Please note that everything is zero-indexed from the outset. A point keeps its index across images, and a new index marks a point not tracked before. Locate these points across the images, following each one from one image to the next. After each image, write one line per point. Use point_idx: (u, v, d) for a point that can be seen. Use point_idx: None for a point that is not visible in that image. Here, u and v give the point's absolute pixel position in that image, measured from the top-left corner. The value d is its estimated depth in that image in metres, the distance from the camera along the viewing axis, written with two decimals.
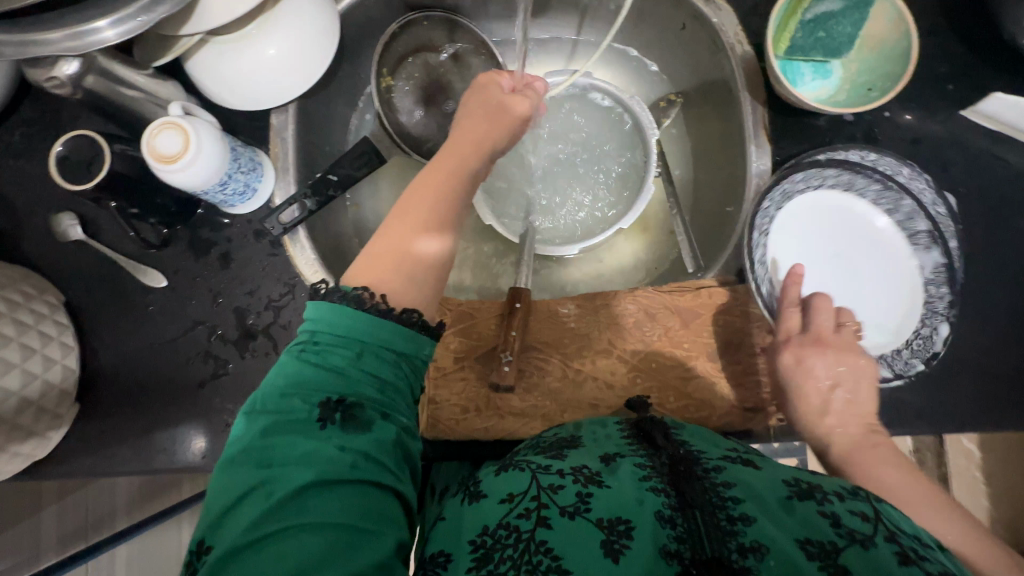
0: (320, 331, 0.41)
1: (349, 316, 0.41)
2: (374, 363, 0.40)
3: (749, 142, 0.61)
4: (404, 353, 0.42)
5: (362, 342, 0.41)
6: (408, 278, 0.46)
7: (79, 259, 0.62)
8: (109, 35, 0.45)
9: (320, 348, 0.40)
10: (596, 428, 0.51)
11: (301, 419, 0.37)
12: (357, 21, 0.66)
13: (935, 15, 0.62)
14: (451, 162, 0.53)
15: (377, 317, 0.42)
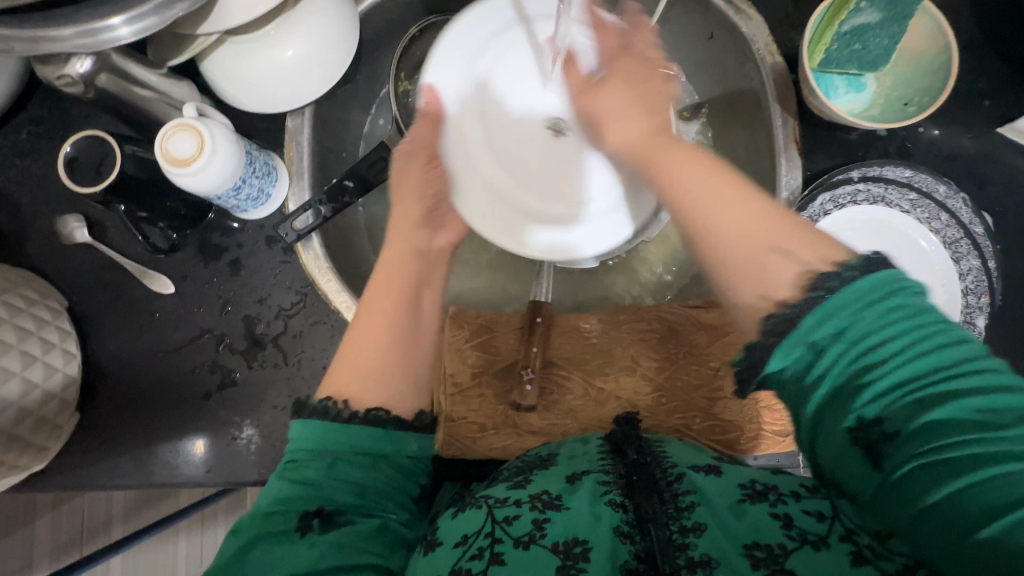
0: (298, 449, 0.39)
1: (324, 428, 0.39)
2: (349, 469, 0.38)
3: (779, 156, 0.58)
4: (381, 456, 0.40)
5: (335, 448, 0.39)
6: (368, 371, 0.43)
7: (84, 262, 0.60)
8: (125, 33, 0.44)
9: (296, 467, 0.38)
10: (575, 445, 0.49)
11: (277, 533, 0.34)
12: (377, 24, 0.65)
13: (972, 28, 0.60)
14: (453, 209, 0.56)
15: (348, 424, 0.40)
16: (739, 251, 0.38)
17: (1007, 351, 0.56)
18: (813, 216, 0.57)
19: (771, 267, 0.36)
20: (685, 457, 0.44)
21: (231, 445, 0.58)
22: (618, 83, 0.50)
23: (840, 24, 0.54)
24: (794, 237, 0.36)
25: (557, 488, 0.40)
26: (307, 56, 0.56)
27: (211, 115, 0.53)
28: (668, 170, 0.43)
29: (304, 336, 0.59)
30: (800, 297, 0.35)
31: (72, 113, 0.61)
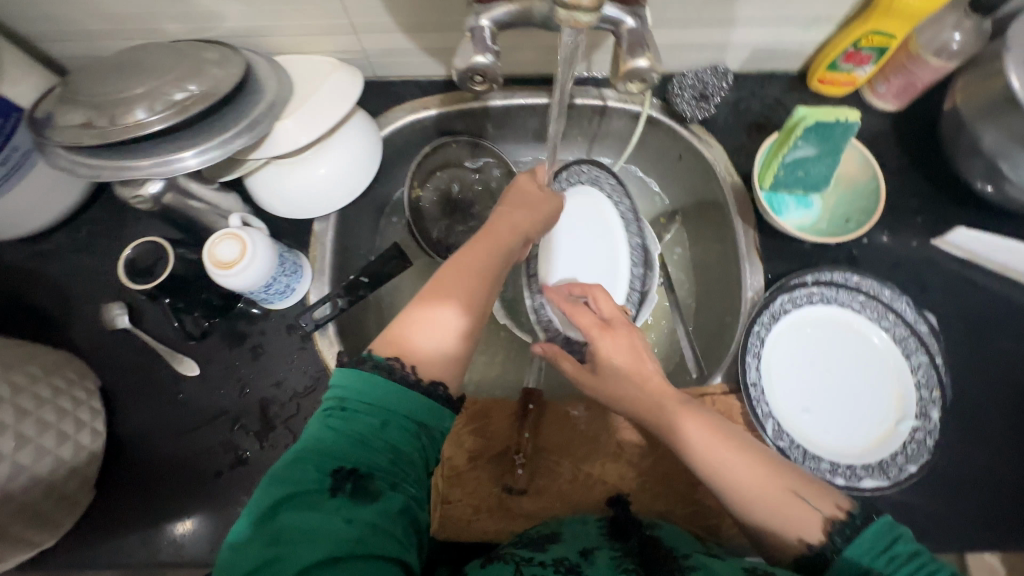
0: (351, 398, 0.44)
1: (374, 386, 0.44)
2: (395, 434, 0.43)
3: (742, 260, 0.67)
4: (424, 424, 0.45)
5: (386, 413, 0.44)
6: (434, 350, 0.48)
7: (121, 345, 0.66)
8: (191, 162, 0.55)
9: (346, 416, 0.43)
10: (576, 526, 0.52)
11: (313, 489, 0.40)
12: (397, 144, 0.76)
13: (900, 157, 0.71)
14: (475, 261, 0.55)
15: (406, 389, 0.45)
16: (768, 512, 0.44)
17: (965, 443, 0.61)
18: (775, 314, 0.64)
19: (798, 512, 0.44)
20: (680, 540, 0.49)
21: (236, 525, 0.61)
22: (619, 340, 0.56)
23: (784, 156, 0.64)
24: (811, 489, 0.45)
25: (575, 556, 0.45)
26: (337, 173, 0.67)
27: (252, 223, 0.63)
28: (698, 449, 0.48)
29: (314, 418, 0.64)
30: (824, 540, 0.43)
31: (129, 215, 0.71)
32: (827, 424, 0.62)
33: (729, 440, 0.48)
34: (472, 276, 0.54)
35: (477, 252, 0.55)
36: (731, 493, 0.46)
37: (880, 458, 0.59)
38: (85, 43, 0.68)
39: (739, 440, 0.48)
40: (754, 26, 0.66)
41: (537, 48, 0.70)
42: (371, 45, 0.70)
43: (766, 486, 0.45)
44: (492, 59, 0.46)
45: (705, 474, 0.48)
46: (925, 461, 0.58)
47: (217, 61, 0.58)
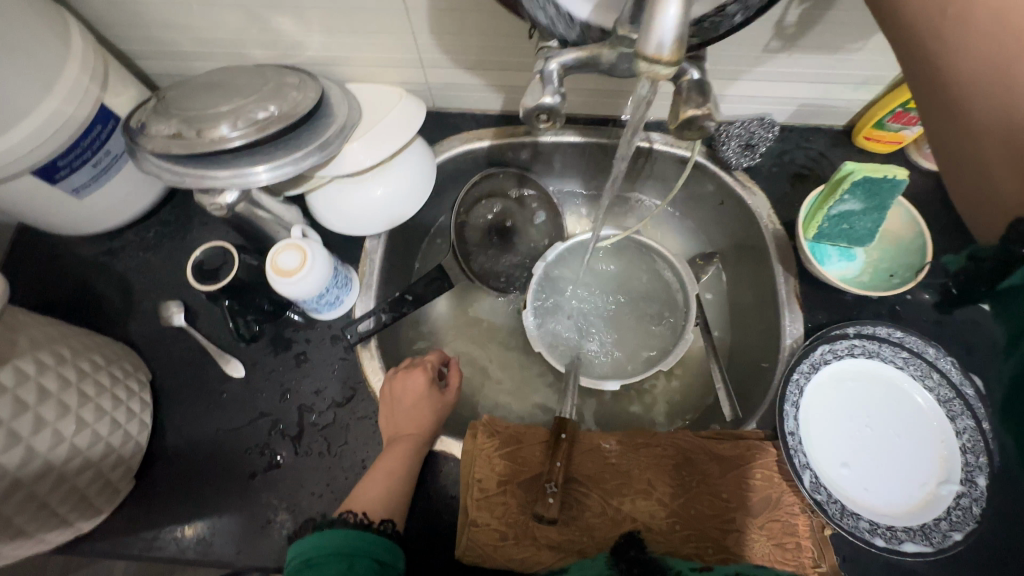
0: (312, 552, 0.49)
1: (334, 538, 0.50)
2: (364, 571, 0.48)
3: (782, 307, 0.68)
4: (384, 561, 0.51)
5: (353, 555, 0.49)
6: (386, 491, 0.57)
7: (173, 341, 0.69)
8: (263, 176, 0.59)
9: (317, 567, 0.47)
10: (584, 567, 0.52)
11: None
12: (448, 172, 0.80)
13: (945, 217, 0.72)
14: (416, 380, 0.64)
15: (361, 530, 0.52)
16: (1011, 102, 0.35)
17: (1014, 516, 0.59)
18: (815, 362, 0.64)
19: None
20: None
21: (265, 527, 0.61)
22: None
23: (829, 209, 0.65)
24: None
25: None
26: (392, 195, 0.71)
27: (311, 236, 0.66)
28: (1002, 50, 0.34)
29: (349, 429, 0.65)
30: None
31: (195, 221, 0.75)
32: (865, 481, 0.60)
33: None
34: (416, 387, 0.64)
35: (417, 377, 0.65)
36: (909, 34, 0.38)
37: (919, 521, 0.57)
38: (178, 62, 0.74)
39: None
40: (804, 82, 0.69)
41: (591, 91, 0.73)
42: (435, 79, 0.75)
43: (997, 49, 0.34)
44: (558, 100, 0.49)
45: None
46: (971, 530, 0.55)
47: (296, 86, 0.63)
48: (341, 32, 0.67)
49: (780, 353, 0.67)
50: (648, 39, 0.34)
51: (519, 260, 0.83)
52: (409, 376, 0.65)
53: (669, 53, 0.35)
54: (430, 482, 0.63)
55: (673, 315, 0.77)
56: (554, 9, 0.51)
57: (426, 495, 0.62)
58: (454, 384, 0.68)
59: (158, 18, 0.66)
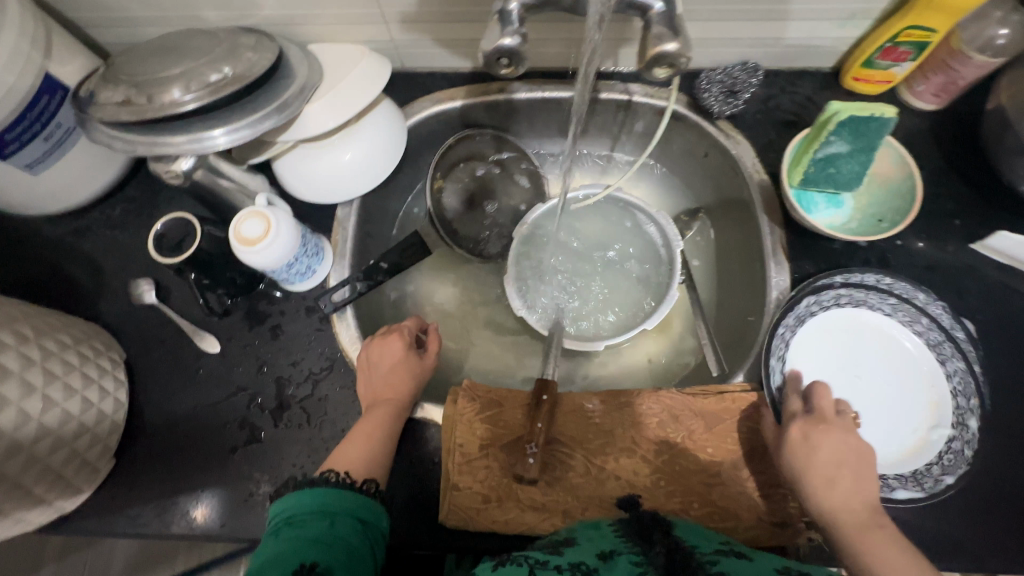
0: (294, 507, 0.48)
1: (316, 496, 0.49)
2: (345, 530, 0.47)
3: (768, 259, 0.66)
4: (366, 520, 0.49)
5: (335, 514, 0.48)
6: (367, 454, 0.55)
7: (146, 319, 0.68)
8: (220, 140, 0.57)
9: (296, 524, 0.47)
10: (587, 530, 0.51)
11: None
12: (421, 135, 0.77)
13: (938, 158, 0.68)
14: (393, 345, 0.63)
15: (343, 489, 0.50)
16: None
17: (1004, 459, 0.58)
18: (799, 311, 0.63)
19: None
20: (698, 538, 0.49)
21: (248, 500, 0.61)
22: None
23: (814, 153, 0.63)
24: None
25: (592, 562, 0.44)
26: (362, 158, 0.68)
27: (277, 204, 0.64)
28: None
29: (328, 400, 0.64)
30: None
31: (161, 197, 0.73)
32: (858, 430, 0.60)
33: None
34: (394, 351, 0.63)
35: (392, 342, 0.63)
36: None
37: (913, 467, 0.57)
38: (130, 29, 0.71)
39: None
40: (788, 20, 0.65)
41: (564, 42, 0.70)
42: (401, 36, 0.71)
43: None
44: (519, 42, 0.46)
45: None
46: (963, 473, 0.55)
47: (252, 45, 0.59)
48: None
49: (766, 305, 0.65)
50: None
51: (499, 224, 0.81)
52: (385, 342, 0.63)
53: None
54: (412, 450, 0.62)
55: (658, 273, 0.75)
56: None
57: (408, 462, 0.62)
58: (433, 348, 0.66)
59: None
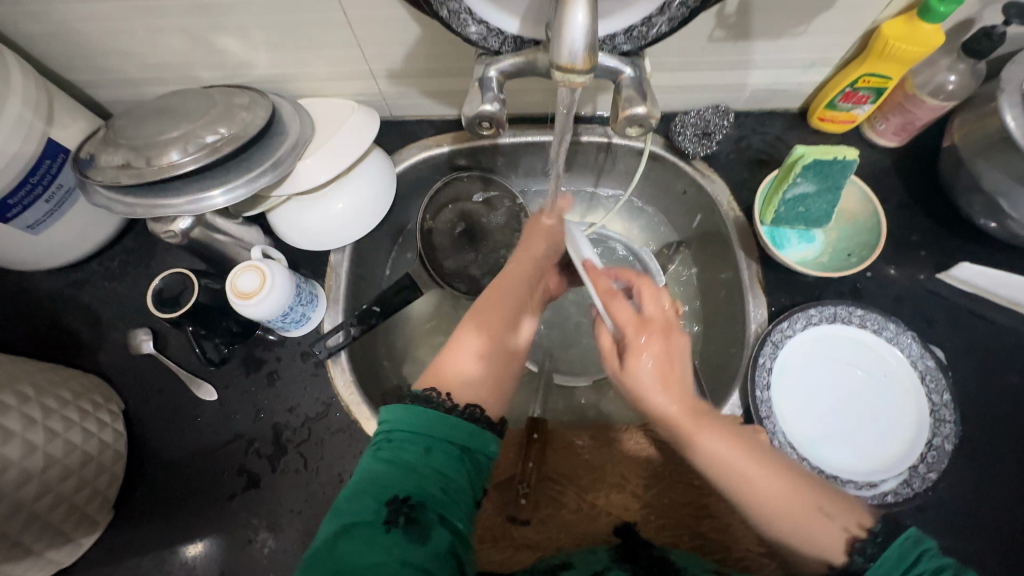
0: (397, 428, 0.47)
1: (419, 417, 0.48)
2: (441, 459, 0.46)
3: (746, 293, 0.69)
4: (466, 447, 0.47)
5: (431, 439, 0.46)
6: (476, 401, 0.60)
7: (145, 369, 0.70)
8: (218, 199, 0.59)
9: (394, 443, 0.46)
10: (584, 555, 0.52)
11: (370, 521, 0.41)
12: (410, 180, 0.80)
13: (902, 193, 0.72)
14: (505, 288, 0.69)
15: (442, 414, 0.48)
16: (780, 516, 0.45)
17: (975, 482, 0.60)
18: (777, 342, 0.65)
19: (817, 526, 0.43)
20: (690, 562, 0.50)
21: (245, 548, 0.62)
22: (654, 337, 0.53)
23: (784, 193, 0.66)
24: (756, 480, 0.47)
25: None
26: (354, 207, 0.71)
27: (272, 255, 0.67)
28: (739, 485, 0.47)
29: (324, 444, 0.66)
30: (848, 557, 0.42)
31: (158, 247, 0.75)
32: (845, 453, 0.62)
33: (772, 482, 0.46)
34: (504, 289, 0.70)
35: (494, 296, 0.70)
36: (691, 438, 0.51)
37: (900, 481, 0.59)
38: (127, 88, 0.74)
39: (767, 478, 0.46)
40: (755, 68, 0.69)
41: (544, 90, 0.74)
42: (389, 89, 0.74)
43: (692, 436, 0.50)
44: (499, 106, 0.49)
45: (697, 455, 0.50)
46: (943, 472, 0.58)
47: (247, 107, 0.62)
48: (287, 49, 0.67)
49: (746, 337, 0.68)
50: (560, 51, 0.35)
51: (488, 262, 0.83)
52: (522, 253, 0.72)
53: (582, 61, 0.36)
54: None
55: None
56: (484, 24, 0.52)
57: None
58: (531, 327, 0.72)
59: (101, 46, 0.66)
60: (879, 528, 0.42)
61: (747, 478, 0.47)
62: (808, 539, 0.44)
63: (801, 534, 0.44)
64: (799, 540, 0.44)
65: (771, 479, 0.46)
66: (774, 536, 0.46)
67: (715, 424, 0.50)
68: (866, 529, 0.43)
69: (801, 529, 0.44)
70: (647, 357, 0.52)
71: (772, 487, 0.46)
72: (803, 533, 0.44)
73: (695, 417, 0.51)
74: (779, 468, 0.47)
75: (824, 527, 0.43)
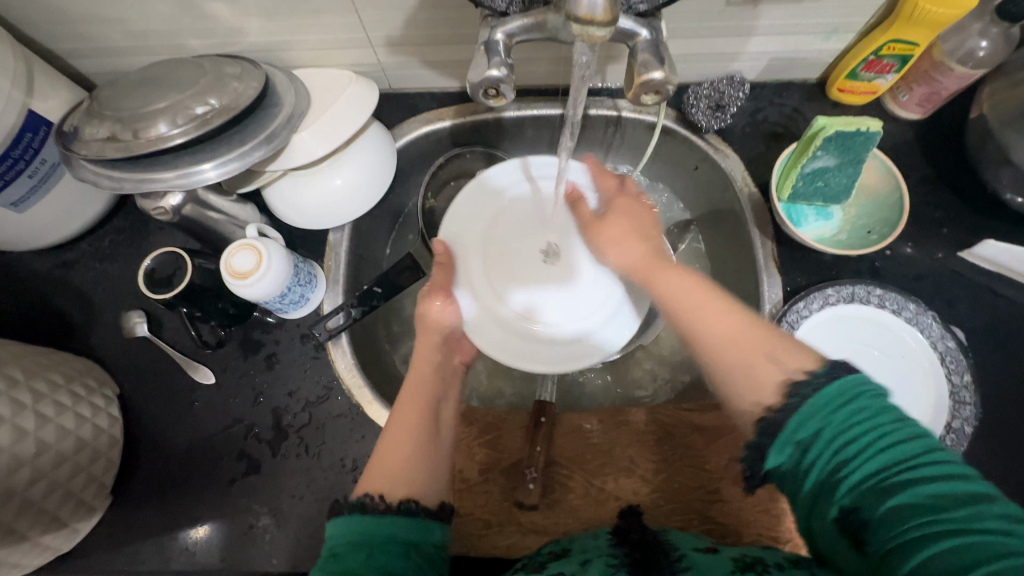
0: (336, 543, 0.41)
1: (357, 523, 0.42)
2: (387, 560, 0.40)
3: (761, 273, 0.66)
4: (412, 541, 0.42)
5: (373, 541, 0.41)
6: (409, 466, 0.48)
7: (139, 352, 0.67)
8: (210, 174, 0.56)
9: (335, 560, 0.40)
10: (585, 539, 0.50)
11: None
12: (411, 156, 0.77)
13: (924, 167, 0.69)
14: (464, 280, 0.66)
15: (382, 514, 0.43)
16: (735, 361, 0.47)
17: (995, 465, 0.59)
18: (793, 323, 0.63)
19: (763, 371, 0.44)
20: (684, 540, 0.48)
21: (247, 533, 0.61)
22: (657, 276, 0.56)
23: (802, 167, 0.63)
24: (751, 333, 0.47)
25: (570, 570, 0.44)
26: (353, 183, 0.68)
27: (268, 233, 0.64)
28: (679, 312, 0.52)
29: (326, 428, 0.64)
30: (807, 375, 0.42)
31: (150, 226, 0.73)
32: None
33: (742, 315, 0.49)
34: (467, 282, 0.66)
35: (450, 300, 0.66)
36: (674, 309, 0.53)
37: None
38: (113, 58, 0.70)
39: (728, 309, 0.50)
40: (774, 35, 0.65)
41: (551, 60, 0.70)
42: (388, 58, 0.71)
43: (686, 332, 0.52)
44: (506, 72, 0.46)
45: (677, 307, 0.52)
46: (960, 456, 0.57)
47: (238, 76, 0.59)
48: (280, 14, 0.63)
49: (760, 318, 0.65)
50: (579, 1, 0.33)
51: None
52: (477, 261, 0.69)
53: (602, 14, 0.34)
54: None
55: None
56: None
57: None
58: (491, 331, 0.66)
59: (82, 12, 0.62)
60: (823, 368, 0.42)
61: (688, 309, 0.51)
62: (751, 372, 0.45)
63: (728, 366, 0.47)
64: (733, 375, 0.46)
65: (717, 308, 0.50)
66: (716, 379, 0.48)
67: (671, 267, 0.56)
68: (806, 371, 0.42)
69: (747, 373, 0.45)
70: (620, 219, 0.62)
71: (731, 325, 0.48)
72: (748, 376, 0.45)
73: (651, 262, 0.58)
74: (733, 308, 0.50)
75: (766, 369, 0.44)
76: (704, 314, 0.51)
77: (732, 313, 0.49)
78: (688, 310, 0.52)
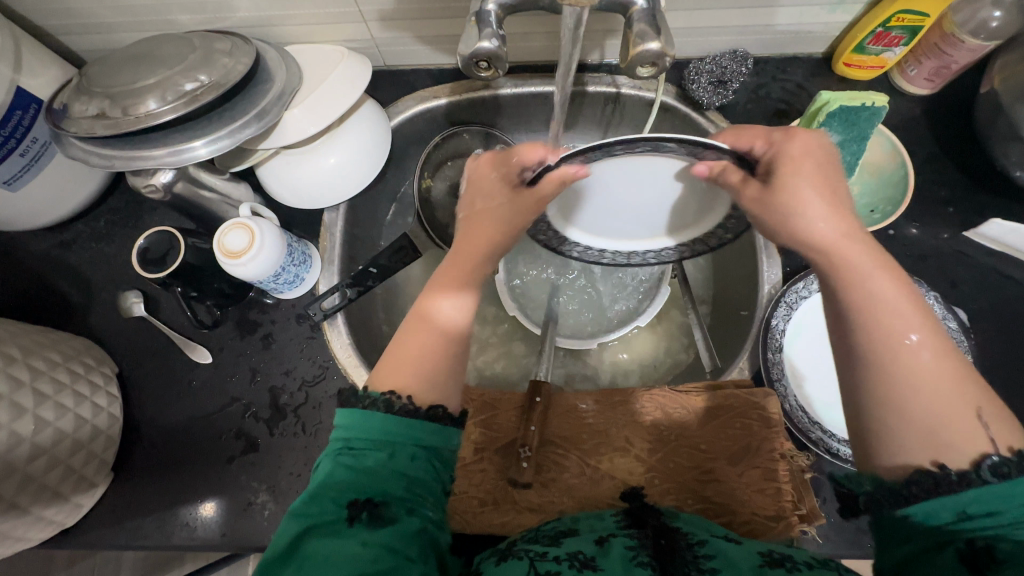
0: (356, 436, 0.42)
1: (380, 420, 0.42)
2: (407, 462, 0.41)
3: (759, 253, 0.65)
4: (433, 447, 0.43)
5: (396, 441, 0.42)
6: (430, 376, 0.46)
7: (138, 332, 0.68)
8: (201, 152, 0.56)
9: (355, 450, 0.41)
10: (592, 520, 0.50)
11: (331, 522, 0.38)
12: (406, 135, 0.76)
13: (930, 145, 0.67)
14: (477, 230, 0.54)
15: (407, 415, 0.43)
16: (930, 415, 0.37)
17: None
18: (792, 304, 0.62)
19: (963, 426, 0.36)
20: (698, 526, 0.48)
21: (246, 510, 0.61)
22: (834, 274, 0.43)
23: None
24: (967, 386, 0.38)
25: (589, 550, 0.44)
26: (346, 162, 0.67)
27: (262, 213, 0.64)
28: (870, 340, 0.40)
29: (322, 407, 0.64)
30: (965, 468, 0.35)
31: (145, 207, 0.72)
32: None
33: (958, 377, 0.38)
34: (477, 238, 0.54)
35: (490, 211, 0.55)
36: (865, 356, 0.40)
37: None
38: (102, 35, 0.69)
39: (951, 358, 0.38)
40: (776, 8, 0.63)
41: (548, 34, 0.68)
42: (381, 34, 0.69)
43: (868, 350, 0.40)
44: (498, 44, 0.45)
45: (860, 307, 0.41)
46: None
47: (228, 51, 0.58)
48: None
49: (758, 299, 0.65)
50: None
51: None
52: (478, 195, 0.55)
53: None
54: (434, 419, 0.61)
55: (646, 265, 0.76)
56: None
57: None
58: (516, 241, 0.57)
59: None
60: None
61: (894, 336, 0.39)
62: (937, 430, 0.36)
63: (901, 412, 0.38)
64: (914, 433, 0.37)
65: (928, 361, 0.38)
66: (873, 422, 0.39)
67: (881, 260, 0.42)
68: (1015, 453, 0.35)
69: (935, 432, 0.36)
70: (807, 174, 0.45)
71: (924, 364, 0.38)
72: (942, 431, 0.36)
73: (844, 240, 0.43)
74: (951, 359, 0.38)
75: (974, 427, 0.36)
76: (902, 379, 0.38)
77: (955, 379, 0.37)
78: (889, 360, 0.39)
